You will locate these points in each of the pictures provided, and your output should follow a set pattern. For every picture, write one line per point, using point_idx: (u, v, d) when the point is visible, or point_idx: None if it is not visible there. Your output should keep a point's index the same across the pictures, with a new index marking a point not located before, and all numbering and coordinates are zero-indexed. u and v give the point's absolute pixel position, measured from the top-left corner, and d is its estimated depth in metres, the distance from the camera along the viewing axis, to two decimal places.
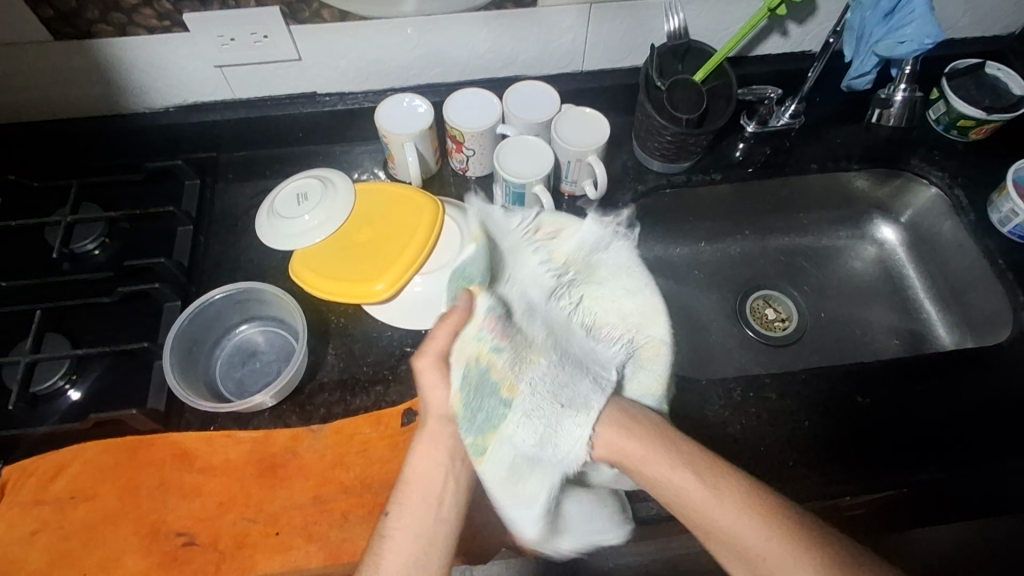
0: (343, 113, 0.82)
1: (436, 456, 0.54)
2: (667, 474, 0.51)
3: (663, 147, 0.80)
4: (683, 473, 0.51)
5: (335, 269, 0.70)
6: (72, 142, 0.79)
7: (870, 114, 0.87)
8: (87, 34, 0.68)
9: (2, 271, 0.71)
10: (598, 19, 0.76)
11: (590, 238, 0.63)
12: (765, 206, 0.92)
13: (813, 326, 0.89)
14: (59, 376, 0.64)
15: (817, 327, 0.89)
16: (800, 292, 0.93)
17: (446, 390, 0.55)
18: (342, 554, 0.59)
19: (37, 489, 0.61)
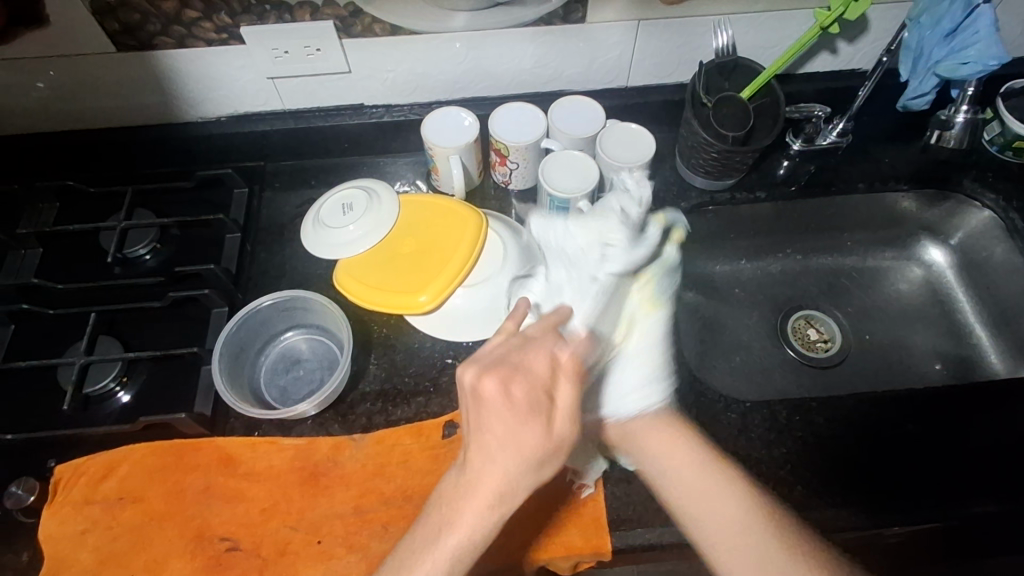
0: (389, 125, 0.82)
1: (493, 522, 0.50)
2: (671, 458, 0.58)
3: (708, 164, 0.80)
4: (680, 457, 0.58)
5: (381, 279, 0.71)
6: (128, 149, 0.81)
7: (928, 135, 0.85)
8: (148, 46, 0.70)
9: (58, 272, 0.73)
10: (646, 35, 0.76)
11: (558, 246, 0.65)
12: (809, 224, 0.91)
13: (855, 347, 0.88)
14: (111, 379, 0.65)
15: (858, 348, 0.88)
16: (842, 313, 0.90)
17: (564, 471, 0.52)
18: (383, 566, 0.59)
19: (88, 489, 0.62)
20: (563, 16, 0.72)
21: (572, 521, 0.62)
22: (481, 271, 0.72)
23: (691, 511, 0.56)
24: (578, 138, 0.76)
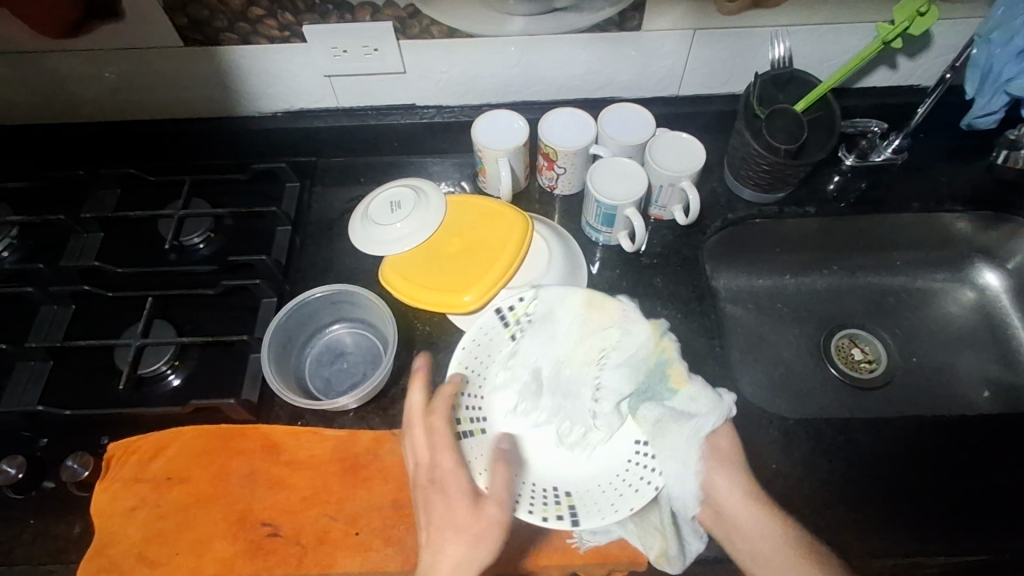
0: (439, 126, 0.83)
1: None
2: (725, 487, 0.61)
3: (758, 176, 0.79)
4: (734, 491, 0.61)
5: (426, 277, 0.72)
6: (187, 140, 0.84)
7: (995, 156, 0.84)
8: (214, 42, 0.72)
9: (117, 256, 0.76)
10: (700, 45, 0.76)
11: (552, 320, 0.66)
12: (857, 241, 0.89)
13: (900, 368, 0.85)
14: (163, 362, 0.67)
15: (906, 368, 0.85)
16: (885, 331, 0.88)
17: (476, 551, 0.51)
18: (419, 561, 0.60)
19: (138, 467, 0.64)
20: (619, 24, 0.73)
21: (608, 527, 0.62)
22: (526, 273, 0.72)
23: (737, 545, 0.60)
24: (627, 145, 0.76)
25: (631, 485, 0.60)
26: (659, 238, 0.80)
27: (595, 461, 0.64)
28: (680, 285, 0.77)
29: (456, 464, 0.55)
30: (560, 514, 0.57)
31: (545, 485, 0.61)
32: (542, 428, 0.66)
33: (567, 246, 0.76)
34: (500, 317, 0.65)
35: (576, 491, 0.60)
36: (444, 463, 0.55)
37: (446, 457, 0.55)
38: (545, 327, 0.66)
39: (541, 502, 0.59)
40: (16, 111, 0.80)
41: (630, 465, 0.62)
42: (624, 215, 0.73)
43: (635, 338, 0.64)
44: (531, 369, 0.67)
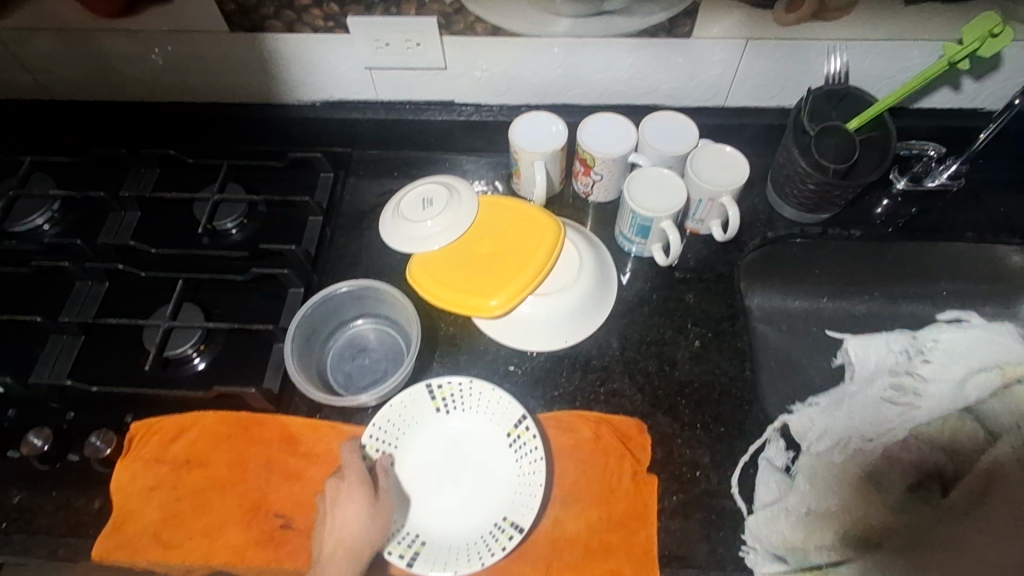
0: (477, 124, 0.82)
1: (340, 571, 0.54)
2: None
3: (803, 195, 0.76)
4: None
5: (455, 278, 0.71)
6: (226, 125, 0.84)
7: None
8: (259, 28, 0.72)
9: (151, 237, 0.77)
10: (752, 55, 0.73)
11: (475, 397, 0.64)
12: (901, 267, 0.85)
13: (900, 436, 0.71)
14: (190, 345, 0.68)
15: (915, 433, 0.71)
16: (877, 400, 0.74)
17: (362, 526, 0.55)
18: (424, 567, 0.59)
19: (158, 448, 0.64)
20: (669, 30, 0.70)
21: (623, 548, 0.60)
22: (555, 282, 0.71)
23: None
24: (669, 155, 0.74)
25: (478, 553, 0.57)
26: (694, 253, 0.78)
27: (458, 523, 0.60)
28: (713, 302, 0.74)
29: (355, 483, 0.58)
30: (401, 554, 0.57)
31: (404, 521, 0.60)
32: (430, 486, 0.62)
33: (599, 255, 0.74)
34: (429, 389, 0.65)
35: (431, 540, 0.59)
36: (350, 464, 0.59)
37: (347, 463, 0.58)
38: (472, 403, 0.65)
39: (396, 539, 0.58)
40: (65, 88, 0.82)
41: (478, 541, 0.58)
42: (659, 227, 0.71)
43: (533, 454, 0.61)
44: (443, 431, 0.65)
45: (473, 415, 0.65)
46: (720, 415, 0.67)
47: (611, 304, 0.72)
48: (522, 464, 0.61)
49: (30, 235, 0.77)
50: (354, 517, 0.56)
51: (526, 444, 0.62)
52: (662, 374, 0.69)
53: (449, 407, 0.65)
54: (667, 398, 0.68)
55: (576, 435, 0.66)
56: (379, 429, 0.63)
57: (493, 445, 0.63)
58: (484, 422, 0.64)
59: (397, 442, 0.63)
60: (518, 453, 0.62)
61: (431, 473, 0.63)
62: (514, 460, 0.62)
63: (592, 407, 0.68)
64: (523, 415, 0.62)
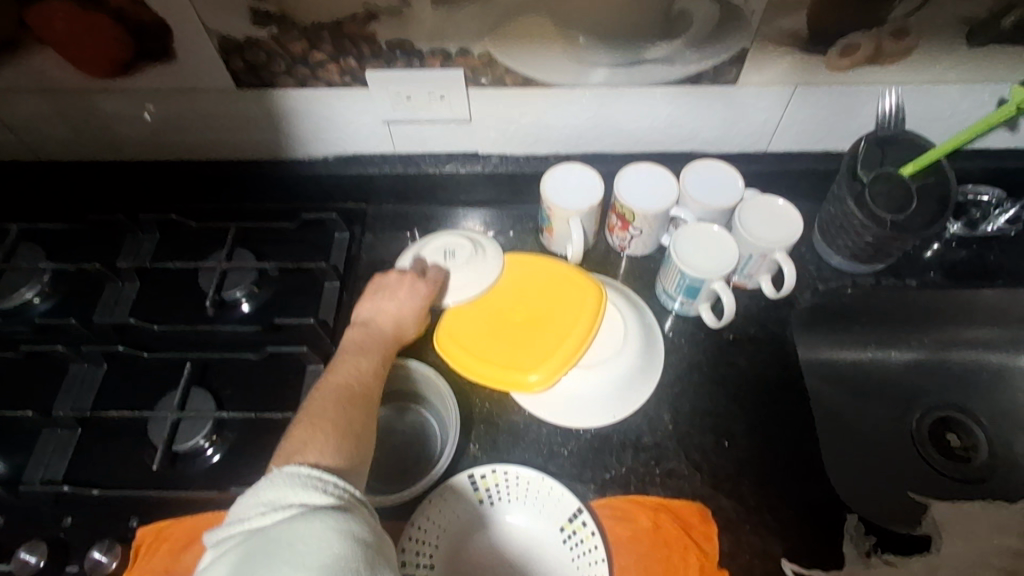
0: (503, 176, 0.77)
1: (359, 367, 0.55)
2: None
3: (857, 247, 0.71)
4: None
5: (490, 349, 0.65)
6: (230, 183, 0.78)
7: None
8: (269, 85, 0.66)
9: (153, 310, 0.70)
10: (800, 100, 0.68)
11: (522, 487, 0.59)
12: (957, 315, 0.80)
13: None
14: (201, 437, 0.61)
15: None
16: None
17: (408, 301, 0.62)
18: None
19: (168, 558, 0.57)
20: (712, 77, 0.66)
21: None
22: (600, 352, 0.66)
23: None
24: (715, 209, 0.69)
25: None
26: (741, 310, 0.73)
27: None
28: (767, 366, 0.69)
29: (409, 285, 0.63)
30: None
31: None
32: None
33: (644, 317, 0.69)
34: (471, 481, 0.59)
35: None
36: (432, 277, 0.64)
37: (421, 284, 0.62)
38: (518, 496, 0.59)
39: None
40: (55, 148, 0.76)
41: None
42: (710, 287, 0.66)
43: (591, 555, 0.56)
44: (488, 528, 0.58)
45: (520, 509, 0.58)
46: (787, 496, 0.62)
47: (659, 372, 0.67)
48: (577, 566, 0.56)
49: (18, 312, 0.70)
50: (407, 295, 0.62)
51: (582, 541, 0.56)
52: (722, 451, 0.64)
53: (493, 499, 0.59)
54: (729, 478, 0.63)
55: (634, 524, 0.60)
56: (418, 529, 0.57)
57: (544, 541, 0.57)
58: (533, 516, 0.58)
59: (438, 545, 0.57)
60: (573, 551, 0.56)
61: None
62: (570, 559, 0.56)
63: (649, 491, 0.62)
64: (578, 508, 0.57)
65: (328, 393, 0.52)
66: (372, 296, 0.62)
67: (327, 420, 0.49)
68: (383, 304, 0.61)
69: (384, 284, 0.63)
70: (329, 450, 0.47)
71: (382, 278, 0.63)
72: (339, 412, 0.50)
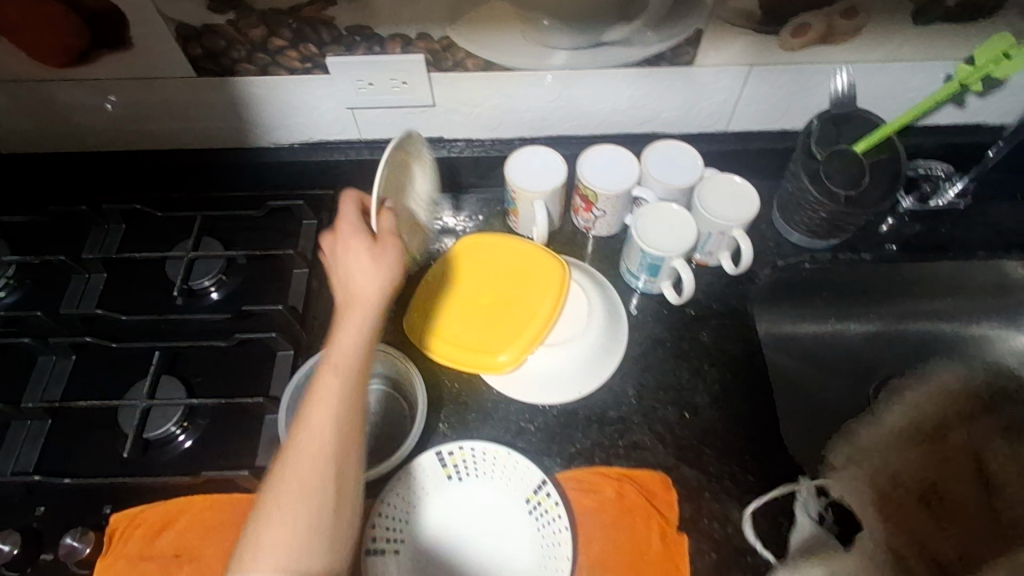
0: (469, 160, 0.77)
1: (330, 395, 0.50)
2: None
3: (814, 223, 0.74)
4: None
5: (459, 333, 0.66)
6: (196, 172, 0.78)
7: None
8: (230, 72, 0.66)
9: (121, 301, 0.70)
10: (756, 80, 0.70)
11: (486, 463, 0.61)
12: (911, 288, 0.83)
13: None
14: (172, 424, 0.62)
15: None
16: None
17: (370, 273, 0.52)
18: None
19: (143, 543, 0.58)
20: (670, 58, 0.67)
21: None
22: (565, 330, 0.67)
23: None
24: (675, 188, 0.70)
25: None
26: (704, 287, 0.75)
27: None
28: (728, 340, 0.71)
29: (378, 283, 0.52)
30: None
31: None
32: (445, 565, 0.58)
33: (607, 296, 0.70)
34: (438, 459, 0.61)
35: None
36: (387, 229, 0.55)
37: (381, 247, 0.53)
38: (484, 472, 0.61)
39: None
40: (15, 140, 0.75)
41: None
42: (670, 266, 0.68)
43: (555, 525, 0.58)
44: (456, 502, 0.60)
45: (486, 484, 0.60)
46: (746, 463, 0.64)
47: (624, 349, 0.69)
48: (543, 536, 0.58)
49: None
50: (365, 263, 0.52)
51: (547, 512, 0.59)
52: (684, 423, 0.66)
53: (460, 474, 0.61)
54: (691, 448, 0.65)
55: (599, 494, 0.62)
56: (387, 506, 0.59)
57: (510, 514, 0.59)
58: (500, 490, 0.60)
59: (409, 520, 0.59)
60: (539, 522, 0.58)
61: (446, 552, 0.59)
62: (535, 530, 0.58)
63: (613, 463, 0.64)
64: (542, 480, 0.59)
65: (297, 442, 0.49)
66: (338, 260, 0.54)
67: (291, 498, 0.47)
68: (350, 277, 0.53)
69: (342, 254, 0.53)
70: (291, 554, 0.46)
71: (337, 236, 0.55)
72: (307, 474, 0.48)
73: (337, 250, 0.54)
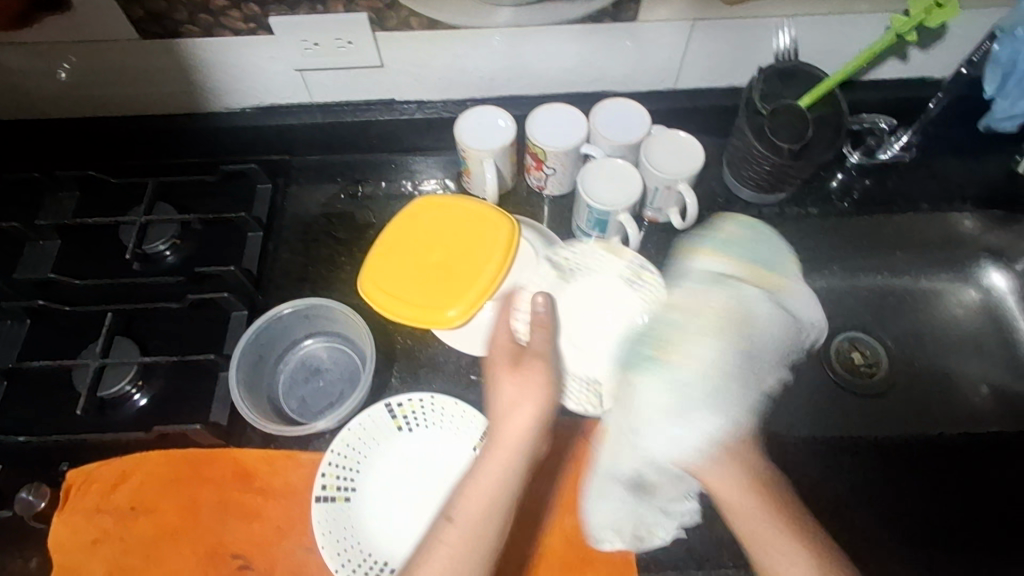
0: (421, 122, 0.78)
1: (471, 522, 0.52)
2: None
3: (760, 178, 0.75)
4: None
5: (411, 290, 0.67)
6: (149, 139, 0.78)
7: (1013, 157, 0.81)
8: (174, 35, 0.66)
9: (77, 267, 0.71)
10: (700, 36, 0.70)
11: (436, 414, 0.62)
12: (860, 243, 0.85)
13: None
14: (126, 381, 0.62)
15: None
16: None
17: (528, 406, 0.57)
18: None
19: (100, 498, 0.60)
20: (613, 14, 0.67)
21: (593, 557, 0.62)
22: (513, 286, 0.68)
23: None
24: (623, 145, 0.71)
25: None
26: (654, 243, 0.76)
27: None
28: None
29: (534, 433, 0.57)
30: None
31: (373, 549, 0.58)
32: (395, 511, 0.60)
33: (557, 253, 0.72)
34: (388, 411, 0.62)
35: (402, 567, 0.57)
36: (538, 343, 0.60)
37: (540, 386, 0.58)
38: (433, 422, 0.62)
39: (362, 568, 0.57)
40: None
41: None
42: (617, 221, 0.69)
43: None
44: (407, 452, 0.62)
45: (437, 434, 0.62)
46: None
47: None
48: None
49: None
50: (519, 395, 0.58)
51: None
52: None
53: (411, 425, 0.62)
54: None
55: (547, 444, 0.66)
56: (336, 456, 0.60)
57: (461, 462, 0.62)
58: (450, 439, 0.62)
59: (360, 470, 0.61)
60: None
61: (396, 499, 0.60)
62: None
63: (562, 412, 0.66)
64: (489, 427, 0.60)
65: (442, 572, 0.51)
66: (514, 398, 0.58)
67: None
68: (509, 414, 0.57)
69: (508, 399, 0.58)
70: None
71: (510, 377, 0.59)
72: None
73: (513, 393, 0.58)
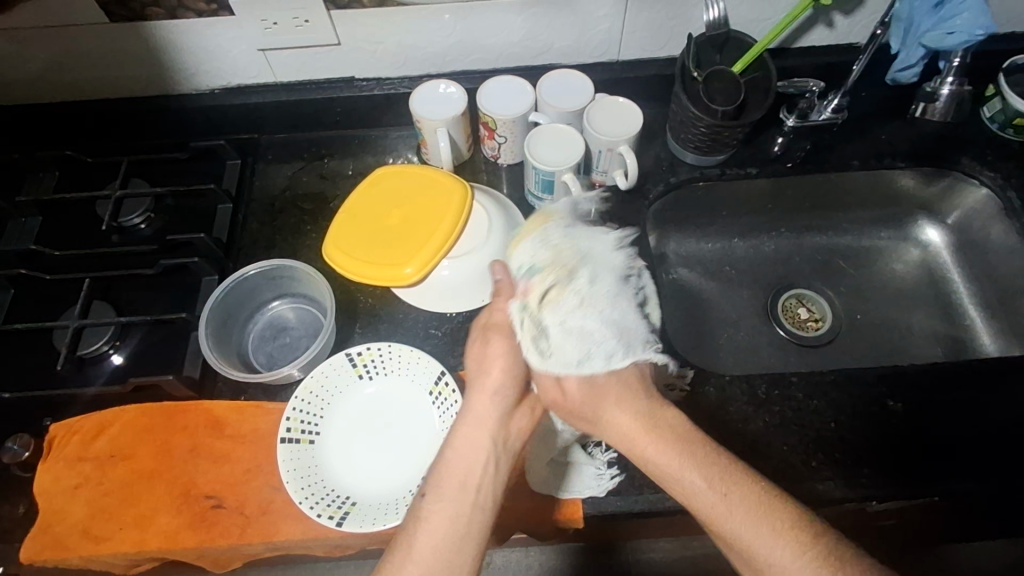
0: (379, 98, 0.83)
1: (459, 476, 0.54)
2: None
3: (697, 139, 0.79)
4: None
5: (369, 252, 0.71)
6: (124, 120, 0.83)
7: (913, 107, 0.84)
8: (141, 16, 0.71)
9: (56, 239, 0.76)
10: (636, 7, 0.75)
11: (394, 359, 0.67)
12: (801, 203, 0.90)
13: (905, 428, 0.67)
14: (104, 342, 0.67)
15: (923, 472, 0.65)
16: (861, 538, 0.79)
17: (506, 361, 0.59)
18: (273, 514, 0.61)
19: (80, 447, 0.64)
20: None
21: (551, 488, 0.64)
22: (466, 243, 0.72)
23: None
24: (567, 111, 0.76)
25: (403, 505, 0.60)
26: (602, 205, 0.81)
27: (389, 478, 0.63)
28: None
29: (501, 411, 0.58)
30: (331, 515, 0.59)
31: (337, 485, 0.62)
32: (356, 449, 0.64)
33: (509, 215, 0.76)
34: (348, 359, 0.67)
35: (362, 499, 0.61)
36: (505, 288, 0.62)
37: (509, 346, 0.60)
38: (392, 368, 0.67)
39: (325, 501, 0.60)
40: None
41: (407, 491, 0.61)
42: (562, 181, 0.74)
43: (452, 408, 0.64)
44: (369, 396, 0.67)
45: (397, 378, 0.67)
46: None
47: None
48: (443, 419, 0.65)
49: None
50: (491, 352, 0.60)
51: (447, 399, 0.65)
52: None
53: (371, 372, 0.67)
54: None
55: None
56: (302, 401, 0.64)
57: (417, 403, 0.66)
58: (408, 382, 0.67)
59: (324, 413, 0.65)
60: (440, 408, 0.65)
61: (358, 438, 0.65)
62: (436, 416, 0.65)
63: None
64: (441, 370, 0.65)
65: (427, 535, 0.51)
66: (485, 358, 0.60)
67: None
68: (491, 377, 0.59)
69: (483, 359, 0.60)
70: None
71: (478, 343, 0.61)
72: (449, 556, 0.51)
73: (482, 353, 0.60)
